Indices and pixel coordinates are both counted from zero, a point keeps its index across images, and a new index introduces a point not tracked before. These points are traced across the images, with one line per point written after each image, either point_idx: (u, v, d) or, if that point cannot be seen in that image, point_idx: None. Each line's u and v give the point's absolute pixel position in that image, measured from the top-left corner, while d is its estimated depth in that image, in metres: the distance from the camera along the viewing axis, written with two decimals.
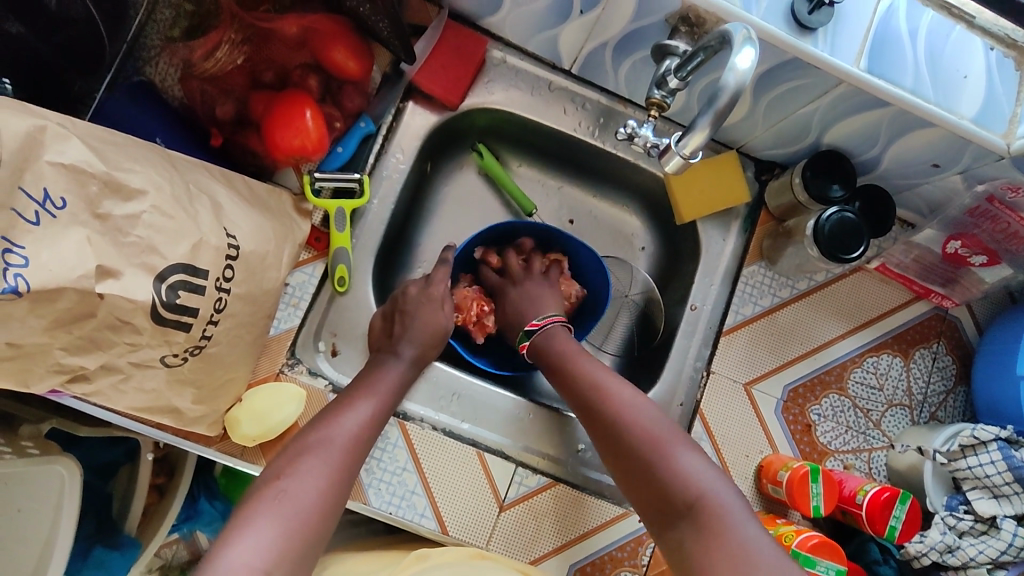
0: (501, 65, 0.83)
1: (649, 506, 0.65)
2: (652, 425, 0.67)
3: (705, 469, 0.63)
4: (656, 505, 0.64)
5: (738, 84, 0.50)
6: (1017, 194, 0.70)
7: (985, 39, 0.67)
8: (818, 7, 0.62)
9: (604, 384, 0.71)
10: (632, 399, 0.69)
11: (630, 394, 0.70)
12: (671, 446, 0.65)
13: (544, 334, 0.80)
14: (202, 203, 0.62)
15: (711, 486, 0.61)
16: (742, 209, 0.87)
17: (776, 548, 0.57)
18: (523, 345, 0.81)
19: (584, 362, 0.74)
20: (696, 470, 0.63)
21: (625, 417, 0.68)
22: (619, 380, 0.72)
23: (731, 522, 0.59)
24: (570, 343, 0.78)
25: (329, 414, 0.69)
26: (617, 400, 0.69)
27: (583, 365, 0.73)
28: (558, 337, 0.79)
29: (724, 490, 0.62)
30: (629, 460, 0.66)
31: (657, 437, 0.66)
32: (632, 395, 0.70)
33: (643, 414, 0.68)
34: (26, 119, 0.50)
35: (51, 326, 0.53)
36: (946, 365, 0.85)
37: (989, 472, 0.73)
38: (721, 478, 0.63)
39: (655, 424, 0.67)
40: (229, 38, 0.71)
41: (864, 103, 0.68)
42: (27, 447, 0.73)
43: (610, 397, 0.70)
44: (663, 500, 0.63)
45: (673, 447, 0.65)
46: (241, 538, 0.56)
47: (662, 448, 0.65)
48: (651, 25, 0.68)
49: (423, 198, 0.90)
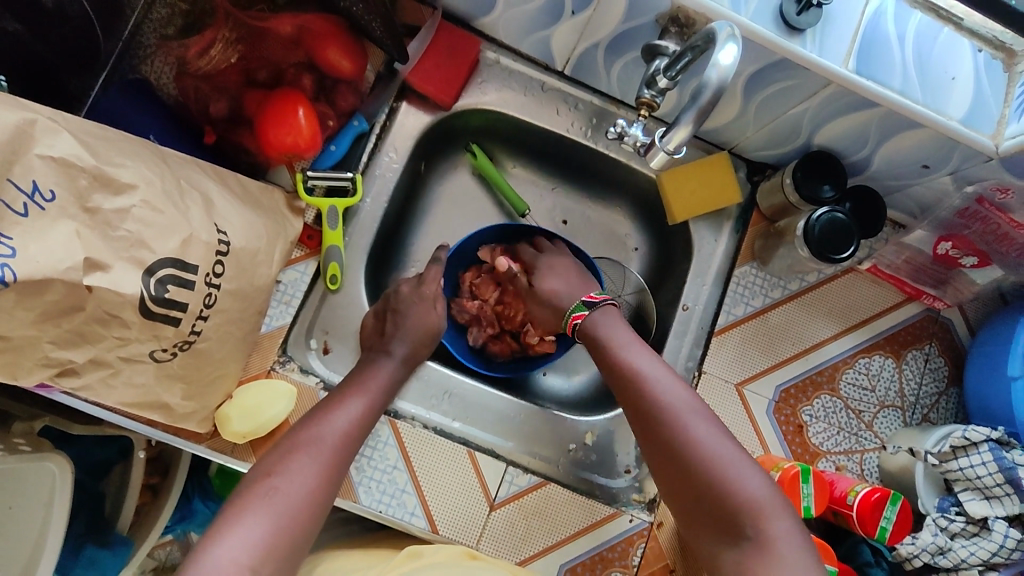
0: (494, 66, 0.84)
1: (703, 521, 0.64)
2: (714, 437, 0.65)
3: (768, 493, 0.61)
4: (713, 524, 0.63)
5: (721, 80, 0.50)
6: (1006, 195, 0.70)
7: (972, 41, 0.68)
8: (806, 8, 0.62)
9: (663, 392, 0.68)
10: (693, 410, 0.67)
11: (689, 403, 0.67)
12: (732, 461, 0.63)
13: (599, 315, 0.77)
14: (193, 198, 0.63)
15: (772, 514, 0.60)
16: (734, 210, 0.87)
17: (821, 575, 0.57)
18: (579, 314, 0.78)
19: (640, 361, 0.71)
20: (759, 495, 0.61)
21: (685, 431, 0.65)
22: (677, 385, 0.69)
23: (788, 554, 0.58)
24: (623, 333, 0.75)
25: (319, 412, 0.69)
26: (676, 410, 0.67)
27: (638, 364, 0.70)
28: (606, 323, 0.76)
29: (783, 517, 0.61)
30: (688, 476, 0.64)
31: (720, 456, 0.64)
32: (691, 403, 0.67)
33: (705, 428, 0.65)
34: (16, 112, 0.50)
35: (40, 319, 0.53)
36: (939, 366, 0.85)
37: (981, 473, 0.72)
38: (782, 505, 0.61)
39: (718, 441, 0.64)
40: (223, 36, 0.73)
41: (853, 104, 0.68)
42: (19, 445, 0.73)
43: (669, 406, 0.67)
44: (721, 521, 0.62)
45: (735, 469, 0.63)
46: (230, 534, 0.56)
47: (724, 469, 0.63)
48: (641, 26, 0.69)
49: (416, 198, 0.90)
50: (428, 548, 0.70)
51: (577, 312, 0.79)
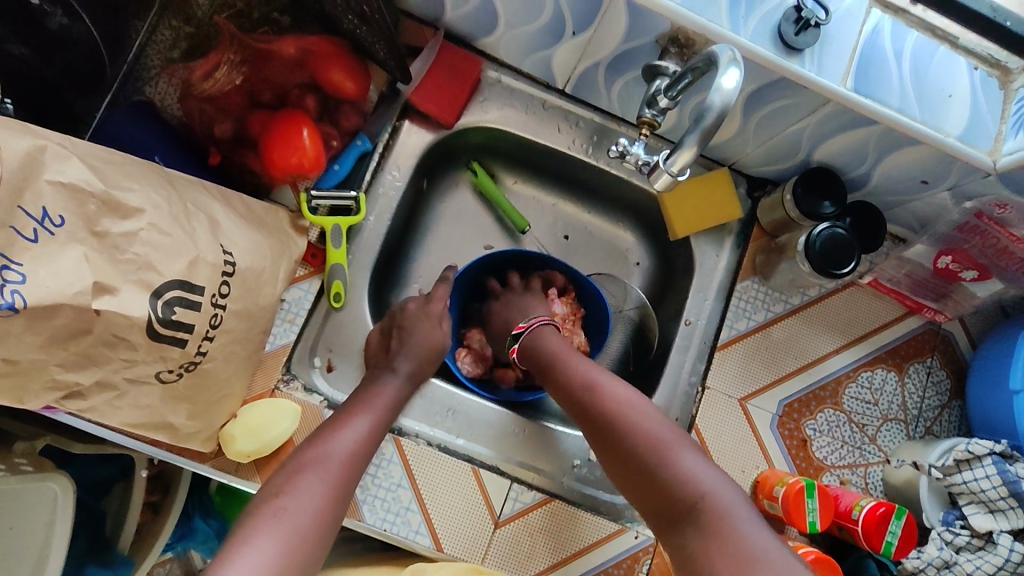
0: (496, 85, 0.85)
1: (650, 506, 0.63)
2: (650, 427, 0.65)
3: (706, 471, 0.61)
4: (657, 506, 0.62)
5: (724, 104, 0.51)
6: (1004, 210, 0.71)
7: (969, 58, 0.68)
8: (804, 28, 0.63)
9: (600, 386, 0.70)
10: (630, 401, 0.68)
11: (626, 394, 0.69)
12: (669, 447, 0.64)
13: (534, 329, 0.79)
14: (199, 220, 0.63)
15: (711, 485, 0.60)
16: (735, 225, 0.87)
17: (770, 547, 0.56)
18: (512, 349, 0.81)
19: (576, 362, 0.73)
20: (697, 475, 0.61)
21: (623, 419, 0.67)
22: (614, 383, 0.70)
23: (729, 521, 0.57)
24: (562, 342, 0.77)
25: (325, 430, 0.69)
26: (612, 401, 0.68)
27: (574, 368, 0.73)
28: (543, 336, 0.78)
29: (725, 489, 0.60)
30: (629, 464, 0.65)
31: (657, 438, 0.64)
32: (627, 398, 0.68)
33: (642, 414, 0.67)
34: (26, 139, 0.50)
35: (48, 343, 0.53)
36: (941, 379, 0.86)
37: (984, 486, 0.73)
38: (724, 482, 0.61)
39: (655, 424, 0.66)
40: (228, 59, 0.72)
41: (851, 121, 0.69)
42: (21, 465, 0.74)
43: (606, 397, 0.69)
44: (664, 500, 0.62)
45: (673, 449, 0.63)
46: (240, 555, 0.55)
47: (662, 449, 0.63)
48: (641, 46, 0.70)
49: (418, 215, 0.90)
50: (432, 565, 0.70)
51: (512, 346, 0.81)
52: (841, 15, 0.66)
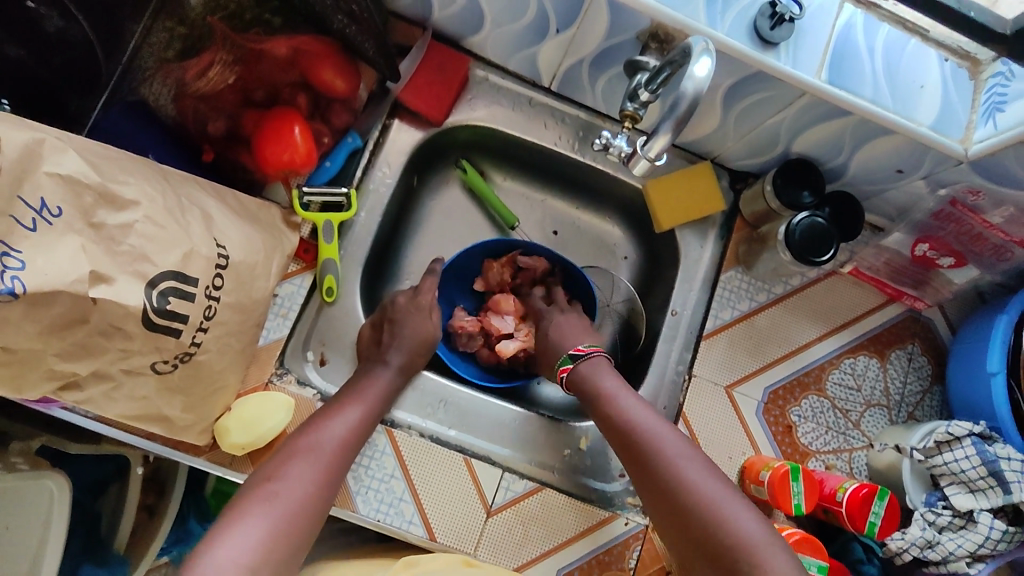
0: (483, 83, 0.87)
1: (698, 560, 0.64)
2: (704, 479, 0.66)
3: (759, 530, 0.62)
4: (707, 562, 0.63)
5: (696, 91, 0.53)
6: (978, 197, 0.73)
7: (939, 51, 0.71)
8: (779, 23, 0.65)
9: (656, 436, 0.70)
10: (686, 452, 0.69)
11: (681, 446, 0.69)
12: (723, 501, 0.64)
13: (587, 365, 0.79)
14: (193, 214, 0.65)
15: (763, 547, 0.61)
16: (718, 217, 0.90)
17: None
18: (564, 368, 0.81)
19: (633, 406, 0.73)
20: (752, 533, 0.62)
21: (679, 471, 0.67)
22: (668, 429, 0.71)
23: None
24: (613, 379, 0.78)
25: (317, 419, 0.70)
26: (668, 452, 0.69)
27: (628, 408, 0.73)
28: (595, 370, 0.79)
29: (779, 553, 0.61)
30: (682, 517, 0.65)
31: (714, 494, 0.65)
32: (680, 446, 0.69)
33: (696, 466, 0.67)
34: (24, 132, 0.52)
35: (46, 332, 0.54)
36: (922, 365, 0.88)
37: (964, 466, 0.74)
38: (778, 543, 0.62)
39: (710, 479, 0.66)
40: (221, 59, 0.74)
41: (826, 114, 0.71)
42: (18, 463, 0.75)
43: (660, 446, 0.69)
44: (715, 558, 0.62)
45: (726, 507, 0.64)
46: (228, 535, 0.57)
47: (717, 506, 0.64)
48: (623, 42, 0.72)
49: (409, 212, 0.92)
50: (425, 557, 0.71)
51: (564, 365, 0.82)
52: (814, 10, 0.69)
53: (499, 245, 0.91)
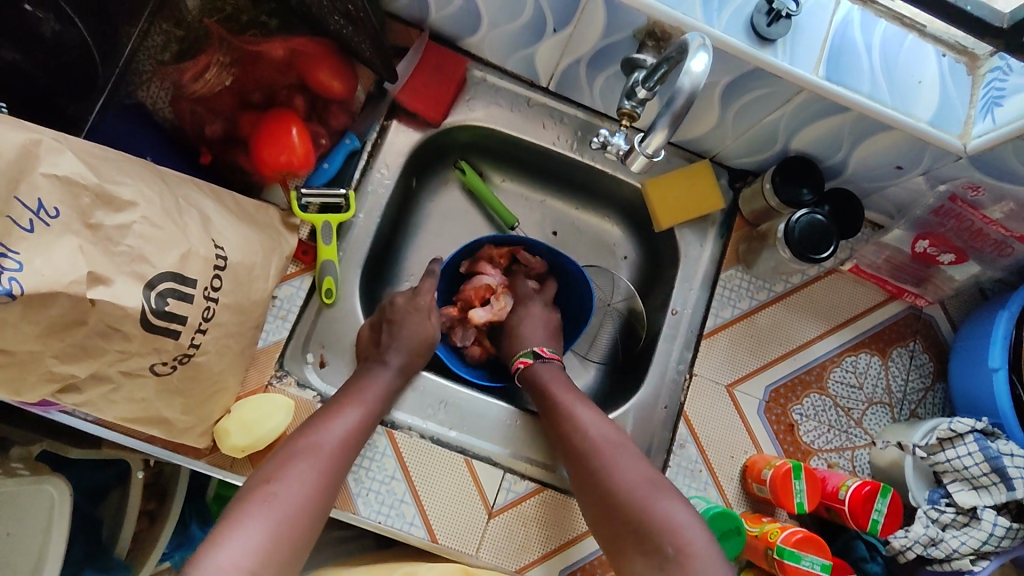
0: (481, 84, 0.87)
1: (623, 546, 0.66)
2: (634, 468, 0.69)
3: (682, 513, 0.65)
4: (632, 549, 0.65)
5: (693, 86, 0.53)
6: (977, 192, 0.73)
7: (937, 46, 0.71)
8: (775, 19, 0.65)
9: (591, 432, 0.73)
10: (618, 445, 0.72)
11: (615, 440, 0.72)
12: (651, 489, 0.67)
13: (541, 364, 0.83)
14: (191, 215, 0.65)
15: (688, 531, 0.63)
16: (717, 217, 0.89)
17: None
18: (525, 360, 0.84)
19: (572, 403, 0.76)
20: (676, 516, 0.65)
21: (611, 464, 0.70)
22: (604, 424, 0.74)
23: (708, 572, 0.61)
24: (559, 378, 0.81)
25: (317, 420, 0.70)
26: (601, 446, 0.71)
27: (569, 403, 0.76)
28: (545, 370, 0.82)
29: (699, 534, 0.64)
30: (610, 506, 0.68)
31: (642, 484, 0.68)
32: (614, 439, 0.72)
33: (628, 456, 0.70)
34: (21, 133, 0.52)
35: (44, 334, 0.54)
36: (924, 362, 0.87)
37: (967, 463, 0.74)
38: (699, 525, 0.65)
39: (640, 468, 0.69)
40: (217, 60, 0.73)
41: (824, 110, 0.71)
42: (18, 469, 0.75)
43: (596, 437, 0.72)
44: (641, 545, 0.65)
45: (654, 496, 0.66)
46: (229, 538, 0.57)
47: (645, 495, 0.66)
48: (620, 41, 0.72)
49: (408, 213, 0.92)
50: (423, 568, 0.71)
51: (523, 358, 0.85)
52: (811, 7, 0.69)
53: (503, 240, 0.89)
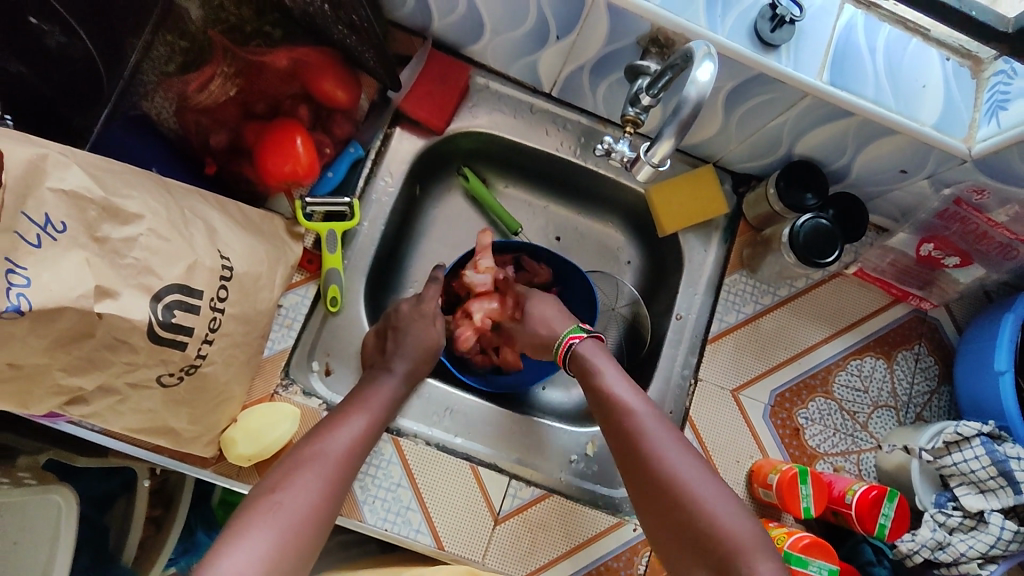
0: (484, 90, 0.87)
1: (685, 556, 0.64)
2: (696, 476, 0.66)
3: (747, 529, 0.62)
4: (696, 561, 0.63)
5: (699, 96, 0.53)
6: (982, 195, 0.73)
7: (941, 50, 0.71)
8: (779, 25, 0.65)
9: (652, 431, 0.69)
10: (677, 447, 0.68)
11: (676, 442, 0.68)
12: (715, 502, 0.64)
13: (593, 348, 0.78)
14: (196, 226, 0.65)
15: (757, 550, 0.61)
16: (721, 221, 0.89)
17: None
18: (577, 336, 0.79)
19: (627, 395, 0.72)
20: (741, 532, 0.62)
21: (673, 470, 0.66)
22: (661, 422, 0.70)
23: None
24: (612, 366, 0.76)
25: (324, 428, 0.70)
26: (663, 449, 0.68)
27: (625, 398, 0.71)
28: (597, 356, 0.77)
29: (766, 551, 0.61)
30: (670, 512, 0.65)
31: (703, 492, 0.64)
32: (673, 439, 0.68)
33: (688, 462, 0.67)
34: (28, 148, 0.52)
35: (52, 347, 0.54)
36: (929, 365, 0.87)
37: (974, 467, 0.74)
38: (765, 540, 0.62)
39: (702, 477, 0.65)
40: (221, 72, 0.75)
41: (829, 114, 0.71)
42: (25, 478, 0.75)
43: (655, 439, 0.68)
44: (706, 559, 0.62)
45: (717, 506, 0.63)
46: (234, 547, 0.57)
47: (708, 505, 0.64)
48: (624, 47, 0.72)
49: (411, 220, 0.92)
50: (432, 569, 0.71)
51: (574, 334, 0.80)
52: (815, 12, 0.69)
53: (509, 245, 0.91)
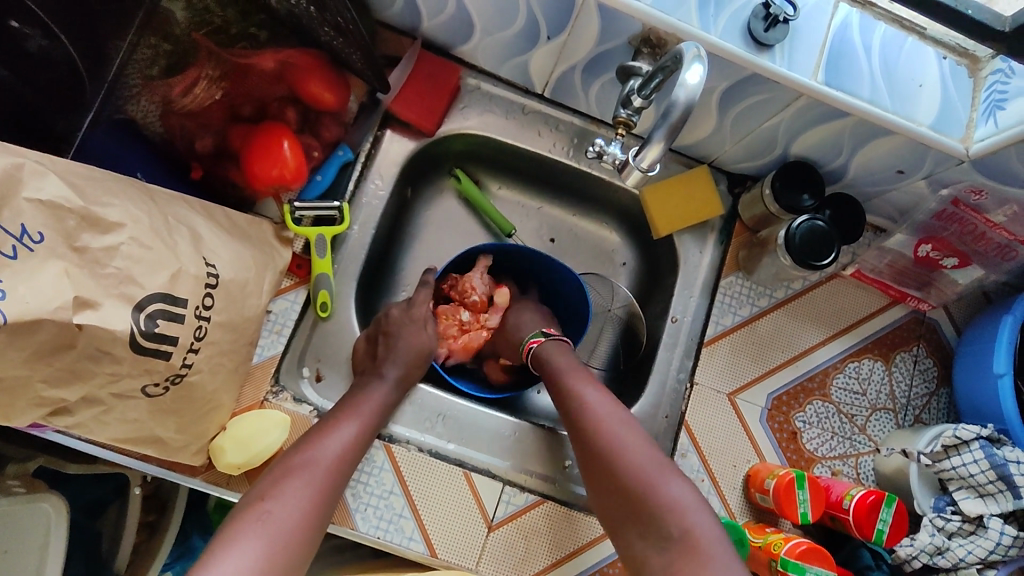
0: (475, 91, 0.86)
1: (626, 527, 0.66)
2: (639, 449, 0.68)
3: (689, 498, 0.64)
4: (637, 530, 0.65)
5: (688, 99, 0.52)
6: (980, 196, 0.72)
7: (937, 49, 0.69)
8: (773, 24, 0.64)
9: (598, 410, 0.71)
10: (624, 424, 0.70)
11: (619, 418, 0.71)
12: (658, 472, 0.66)
13: (552, 343, 0.81)
14: (181, 233, 0.64)
15: (693, 514, 0.63)
16: (717, 222, 0.88)
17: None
18: (536, 340, 0.82)
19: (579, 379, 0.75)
20: (682, 501, 0.64)
21: (618, 445, 0.68)
22: (612, 403, 0.73)
23: (717, 557, 0.60)
24: (568, 356, 0.80)
25: (313, 436, 0.69)
26: (606, 425, 0.70)
27: (577, 382, 0.74)
28: (554, 347, 0.81)
29: (707, 519, 0.63)
30: (615, 484, 0.67)
31: (646, 464, 0.66)
32: (621, 418, 0.71)
33: (633, 437, 0.69)
34: (4, 157, 0.51)
35: (32, 359, 0.53)
36: (927, 367, 0.86)
37: (973, 471, 0.73)
38: (706, 510, 0.64)
39: (645, 451, 0.68)
40: (206, 74, 0.74)
41: (824, 114, 0.70)
42: (14, 486, 0.74)
43: (603, 417, 0.70)
44: (646, 527, 0.64)
45: (658, 475, 0.65)
46: (223, 557, 0.56)
47: (650, 474, 0.65)
48: (615, 48, 0.71)
49: (403, 223, 0.91)
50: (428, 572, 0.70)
51: (533, 338, 0.83)
52: (809, 11, 0.67)
53: (499, 248, 0.88)
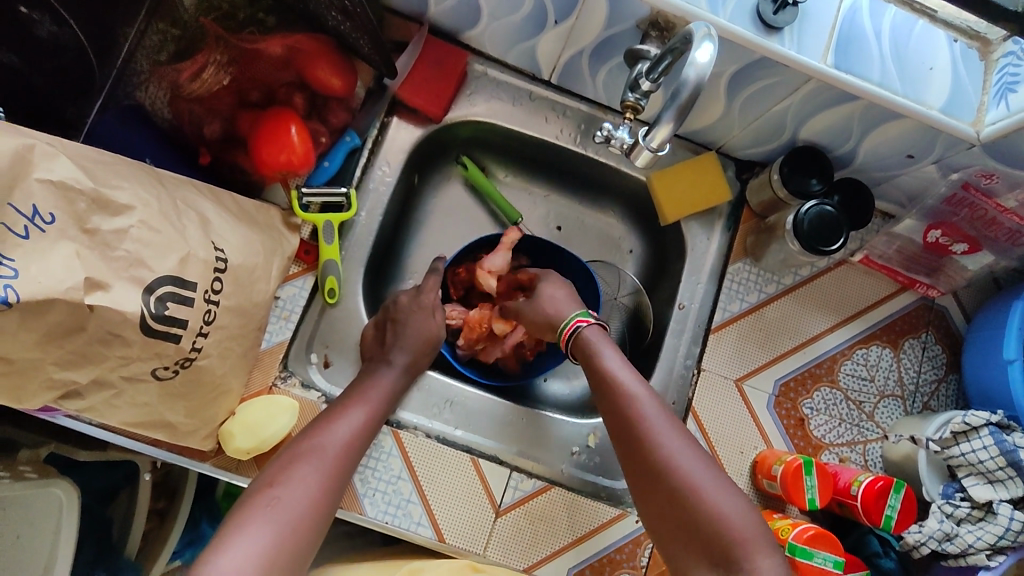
0: (482, 78, 0.85)
1: (676, 539, 0.63)
2: (692, 460, 0.65)
3: (743, 515, 0.61)
4: (692, 547, 0.62)
5: (698, 78, 0.51)
6: (992, 180, 0.71)
7: (948, 32, 0.69)
8: (782, 7, 0.64)
9: (648, 415, 0.68)
10: (676, 431, 0.67)
11: (670, 425, 0.67)
12: (712, 487, 0.63)
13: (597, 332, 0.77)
14: (189, 217, 0.64)
15: (746, 534, 0.60)
16: (725, 209, 0.88)
17: None
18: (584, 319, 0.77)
19: (628, 379, 0.71)
20: (737, 518, 0.61)
21: (669, 455, 0.65)
22: (662, 405, 0.69)
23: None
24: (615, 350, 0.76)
25: (321, 422, 0.69)
26: (657, 433, 0.67)
27: (627, 384, 0.71)
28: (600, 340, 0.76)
29: (762, 540, 0.60)
30: (665, 495, 0.64)
31: (699, 476, 0.63)
32: (673, 425, 0.68)
33: (685, 446, 0.66)
34: (14, 138, 0.51)
35: (43, 341, 0.54)
36: (936, 354, 0.86)
37: (982, 457, 0.73)
38: (761, 528, 0.61)
39: (700, 463, 0.65)
40: (215, 59, 0.73)
41: (833, 99, 0.69)
42: (25, 472, 0.74)
43: (652, 423, 0.67)
44: (701, 545, 0.61)
45: (712, 490, 0.62)
46: (233, 541, 0.56)
47: (703, 488, 0.63)
48: (623, 31, 0.70)
49: (410, 210, 0.91)
50: (431, 566, 0.71)
51: (582, 316, 0.78)
52: None
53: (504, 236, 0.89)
